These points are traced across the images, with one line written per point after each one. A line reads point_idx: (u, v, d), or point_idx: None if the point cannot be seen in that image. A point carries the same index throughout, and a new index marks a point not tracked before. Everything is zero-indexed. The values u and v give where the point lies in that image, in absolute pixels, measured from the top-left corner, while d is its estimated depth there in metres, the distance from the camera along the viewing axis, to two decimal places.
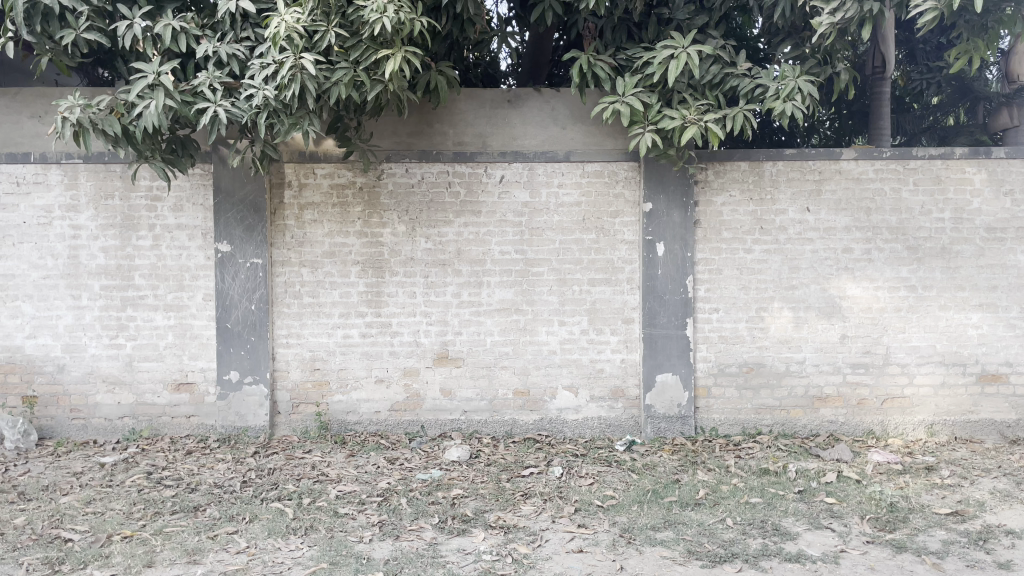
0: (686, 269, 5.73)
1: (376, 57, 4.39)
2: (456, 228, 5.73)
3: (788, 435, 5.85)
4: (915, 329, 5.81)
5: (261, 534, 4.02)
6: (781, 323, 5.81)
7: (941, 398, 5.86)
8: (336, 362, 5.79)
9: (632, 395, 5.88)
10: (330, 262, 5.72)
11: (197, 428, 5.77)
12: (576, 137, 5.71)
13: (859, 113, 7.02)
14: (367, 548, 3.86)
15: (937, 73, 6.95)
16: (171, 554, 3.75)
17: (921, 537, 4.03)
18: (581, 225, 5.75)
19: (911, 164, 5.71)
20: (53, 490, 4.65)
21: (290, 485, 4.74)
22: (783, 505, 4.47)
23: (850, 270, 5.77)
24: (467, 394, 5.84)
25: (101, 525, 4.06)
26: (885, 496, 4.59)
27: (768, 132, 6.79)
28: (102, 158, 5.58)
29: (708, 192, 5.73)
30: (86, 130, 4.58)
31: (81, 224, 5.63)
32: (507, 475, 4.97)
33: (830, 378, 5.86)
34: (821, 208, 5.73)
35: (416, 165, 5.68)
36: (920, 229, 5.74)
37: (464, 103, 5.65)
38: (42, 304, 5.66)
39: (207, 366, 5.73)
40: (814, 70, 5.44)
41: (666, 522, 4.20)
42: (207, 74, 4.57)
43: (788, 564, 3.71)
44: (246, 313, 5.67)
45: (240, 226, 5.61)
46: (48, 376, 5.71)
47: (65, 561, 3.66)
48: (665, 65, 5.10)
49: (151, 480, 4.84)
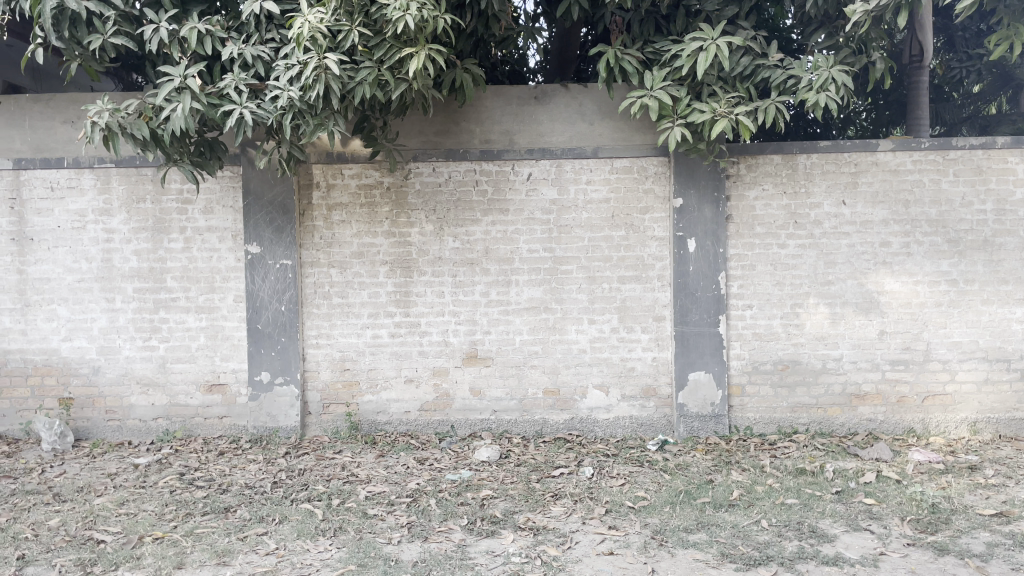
0: (718, 265, 5.63)
1: (400, 56, 4.36)
2: (484, 227, 5.69)
3: (825, 434, 5.72)
4: (956, 324, 5.65)
5: (291, 535, 4.02)
6: (816, 320, 5.68)
7: (985, 395, 5.70)
8: (366, 362, 5.78)
9: (664, 394, 5.80)
10: (358, 262, 5.72)
11: (229, 429, 5.80)
12: (604, 133, 5.64)
13: (897, 103, 6.87)
14: (395, 550, 3.83)
15: (977, 61, 6.77)
16: (201, 556, 3.76)
17: (964, 539, 3.90)
18: (610, 222, 5.68)
19: (950, 154, 5.55)
20: (88, 492, 4.70)
21: (320, 486, 4.74)
22: (820, 506, 4.36)
23: (888, 264, 5.62)
24: (497, 394, 5.80)
25: (134, 527, 4.09)
26: (926, 496, 4.46)
27: (804, 123, 6.69)
28: (133, 161, 5.63)
29: (740, 186, 5.62)
30: (115, 134, 4.63)
31: (115, 227, 5.69)
32: (537, 476, 4.92)
33: (869, 375, 5.72)
34: (857, 200, 5.59)
35: (443, 164, 5.66)
36: (961, 221, 5.58)
37: (490, 100, 5.61)
38: (77, 307, 5.74)
39: (239, 366, 5.76)
40: (849, 60, 5.30)
41: (700, 523, 4.12)
42: (233, 76, 4.58)
43: (826, 567, 3.60)
44: (276, 313, 5.68)
45: (269, 227, 5.63)
46: (84, 377, 5.78)
47: (97, 562, 3.68)
48: (694, 57, 5.00)
49: (184, 481, 4.87)
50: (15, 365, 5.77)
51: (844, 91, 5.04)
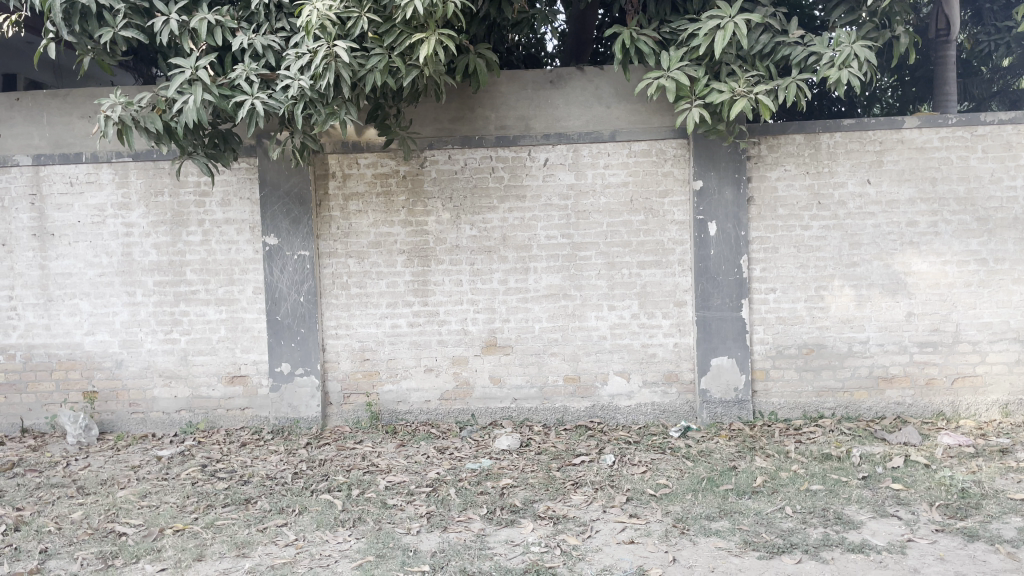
0: (740, 249, 5.53)
1: (410, 42, 4.31)
2: (501, 214, 5.64)
3: (852, 418, 5.62)
4: (986, 304, 5.51)
5: (310, 526, 4.01)
6: (841, 302, 5.57)
7: (1016, 376, 5.57)
8: (385, 351, 5.77)
9: (686, 379, 5.72)
10: (376, 252, 5.70)
11: (251, 420, 5.82)
12: (621, 115, 5.55)
13: (924, 79, 6.75)
14: (414, 540, 3.81)
15: (1006, 34, 6.65)
16: (221, 547, 3.77)
17: (995, 525, 3.80)
18: (629, 206, 5.60)
19: (978, 130, 5.40)
20: (111, 484, 4.74)
21: (340, 476, 4.74)
22: (846, 492, 4.27)
23: (915, 244, 5.49)
24: (517, 382, 5.76)
25: (155, 519, 4.12)
26: (955, 481, 4.35)
27: (828, 102, 6.57)
28: (150, 155, 5.64)
29: (762, 167, 5.52)
30: (128, 127, 4.63)
31: (134, 222, 5.71)
32: (558, 464, 4.88)
33: (896, 358, 5.60)
34: (882, 179, 5.46)
35: (459, 151, 5.61)
36: (990, 199, 5.43)
37: (505, 86, 5.55)
38: (99, 301, 5.78)
39: (259, 358, 5.77)
40: (872, 35, 5.17)
41: (722, 511, 4.05)
42: (244, 66, 4.56)
43: (851, 554, 3.53)
44: (295, 305, 5.68)
45: (287, 218, 5.61)
46: (107, 371, 5.83)
47: (118, 555, 3.71)
48: (711, 36, 4.89)
49: (206, 473, 4.89)
50: (39, 360, 5.83)
51: (867, 67, 4.90)
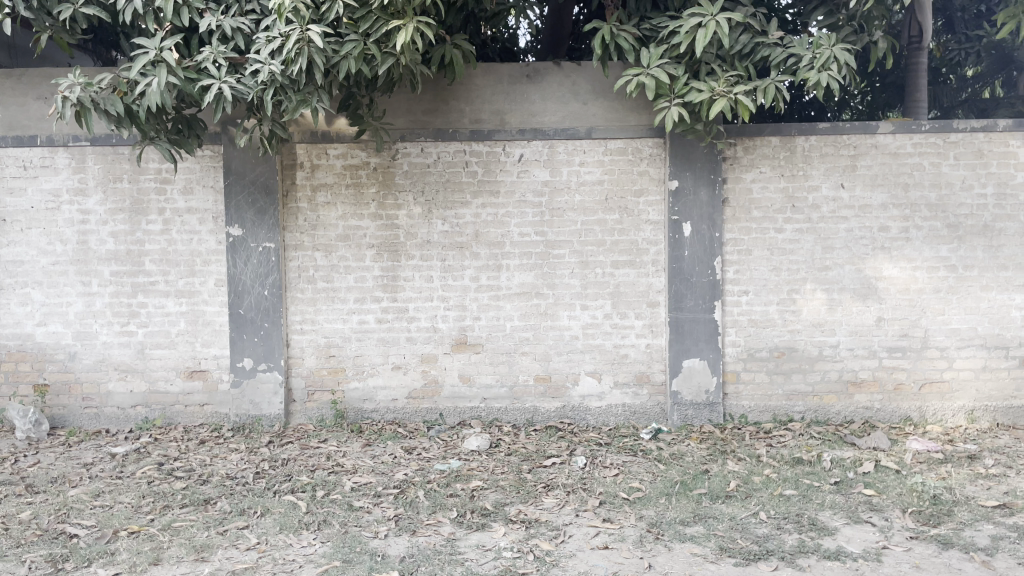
0: (714, 250, 5.49)
1: (386, 29, 4.18)
2: (474, 210, 5.52)
3: (821, 422, 5.61)
4: (955, 311, 5.53)
5: (273, 529, 3.87)
6: (813, 306, 5.56)
7: (983, 382, 5.59)
8: (352, 348, 5.62)
9: (657, 382, 5.67)
10: (344, 245, 5.54)
11: (210, 416, 5.63)
12: (598, 113, 5.47)
13: (894, 86, 6.80)
14: (382, 544, 3.69)
15: (976, 43, 6.75)
16: (179, 551, 3.60)
17: (968, 532, 3.79)
18: (604, 205, 5.52)
19: (951, 137, 5.41)
20: (62, 482, 4.54)
21: (304, 477, 4.58)
22: (819, 497, 4.24)
23: (887, 250, 5.50)
24: (487, 381, 5.65)
25: (109, 520, 3.93)
26: (927, 487, 4.34)
27: (799, 107, 6.53)
28: (109, 140, 5.42)
29: (737, 169, 5.48)
30: (87, 109, 4.44)
31: (90, 209, 5.49)
32: (528, 466, 4.78)
33: (865, 363, 5.60)
34: (856, 183, 5.46)
35: (432, 144, 5.48)
36: (961, 206, 5.45)
37: (481, 79, 5.44)
38: (52, 290, 5.53)
39: (221, 353, 5.58)
40: (851, 39, 5.17)
41: (696, 515, 3.99)
42: (211, 49, 4.39)
43: (828, 562, 3.49)
44: (259, 298, 5.50)
45: (252, 209, 5.43)
46: (60, 364, 5.59)
47: (69, 558, 3.52)
48: (692, 34, 4.83)
49: (162, 471, 4.70)
50: None
51: (846, 71, 4.88)
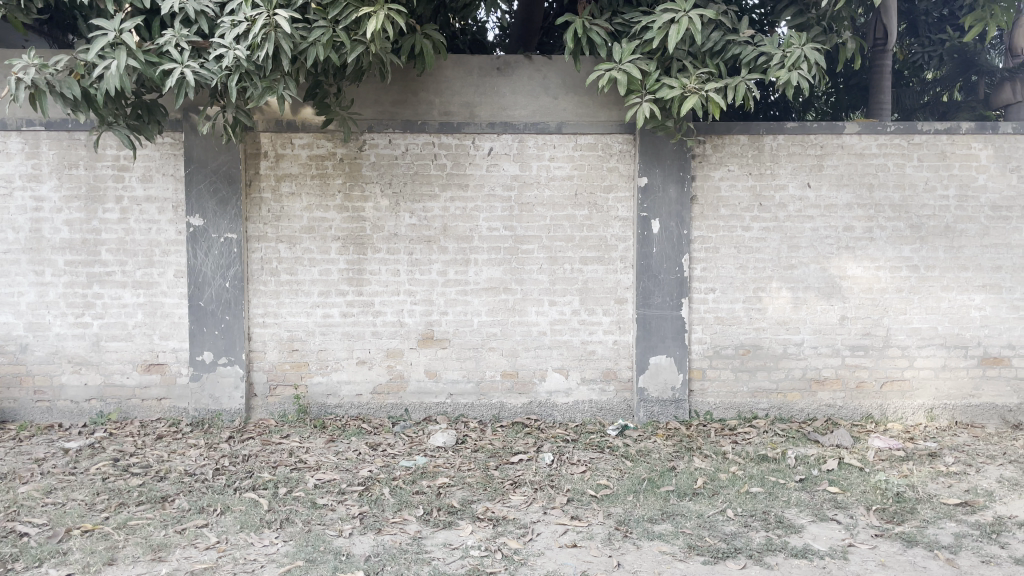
0: (682, 248, 5.49)
1: (356, 15, 4.09)
2: (442, 203, 5.45)
3: (785, 420, 5.65)
4: (917, 311, 5.61)
5: (234, 527, 3.77)
6: (778, 305, 5.59)
7: (942, 381, 5.67)
8: (316, 342, 5.51)
9: (624, 378, 5.66)
10: (309, 237, 5.43)
11: (168, 411, 5.49)
12: (568, 107, 5.42)
13: (857, 88, 6.87)
14: (346, 543, 3.60)
15: (939, 47, 6.84)
16: (135, 550, 3.49)
17: (931, 530, 3.84)
18: (573, 200, 5.49)
19: (915, 138, 5.48)
20: (12, 479, 4.37)
21: (266, 473, 4.48)
22: (784, 495, 4.26)
23: (851, 249, 5.55)
24: (453, 376, 5.59)
25: (61, 518, 3.80)
26: (890, 485, 4.39)
27: (764, 106, 6.57)
28: (64, 124, 5.23)
29: (705, 167, 5.48)
30: (42, 91, 4.27)
31: (44, 195, 5.30)
32: (495, 462, 4.74)
33: (829, 361, 5.65)
34: (822, 183, 5.50)
35: (400, 136, 5.39)
36: (924, 207, 5.52)
37: (450, 70, 5.35)
38: (3, 280, 5.34)
39: (179, 346, 5.44)
40: (821, 39, 5.19)
41: (664, 513, 3.98)
42: (173, 32, 4.25)
43: (795, 560, 3.49)
44: (220, 290, 5.37)
45: (213, 199, 5.30)
46: (11, 356, 5.40)
47: (19, 558, 3.39)
48: (665, 30, 4.80)
49: (118, 467, 4.56)
50: None
51: (816, 70, 4.89)
